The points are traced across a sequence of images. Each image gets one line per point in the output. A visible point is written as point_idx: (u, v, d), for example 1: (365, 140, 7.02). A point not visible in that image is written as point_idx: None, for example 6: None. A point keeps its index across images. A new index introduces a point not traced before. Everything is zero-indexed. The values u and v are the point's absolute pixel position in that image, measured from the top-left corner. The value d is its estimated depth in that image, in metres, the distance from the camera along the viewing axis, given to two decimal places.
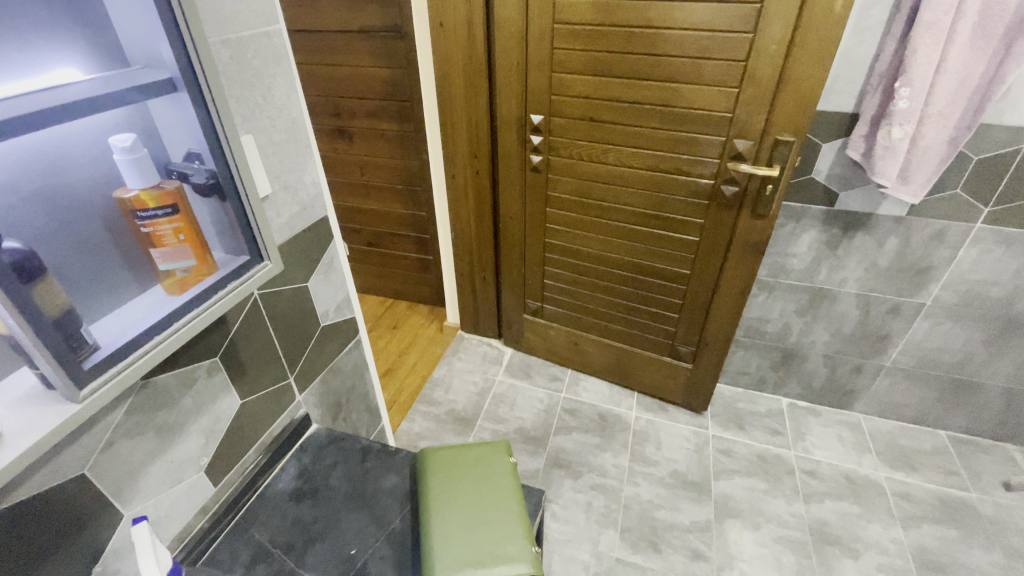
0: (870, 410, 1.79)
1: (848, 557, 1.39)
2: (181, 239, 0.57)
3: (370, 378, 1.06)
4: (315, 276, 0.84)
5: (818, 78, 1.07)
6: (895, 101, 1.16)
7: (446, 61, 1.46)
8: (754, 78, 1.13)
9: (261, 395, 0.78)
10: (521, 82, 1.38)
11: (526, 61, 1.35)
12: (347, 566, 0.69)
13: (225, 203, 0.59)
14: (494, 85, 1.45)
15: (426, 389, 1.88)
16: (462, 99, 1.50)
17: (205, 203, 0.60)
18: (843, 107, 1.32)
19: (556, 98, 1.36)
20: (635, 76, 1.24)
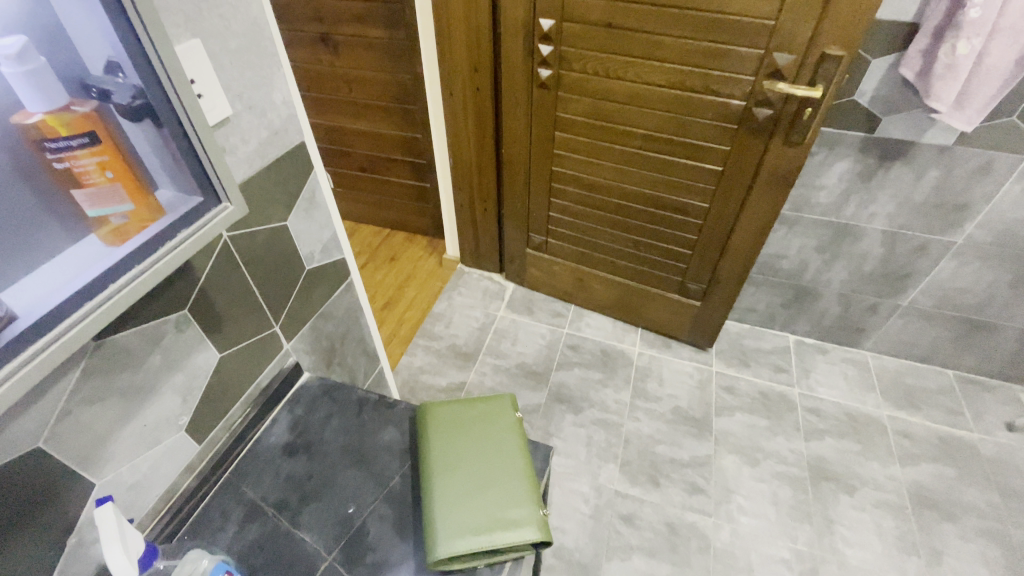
0: (878, 349, 1.76)
1: (843, 493, 1.41)
2: (109, 176, 0.47)
3: (365, 321, 0.99)
4: (296, 213, 0.74)
5: None
6: (966, 9, 0.99)
7: None
8: None
9: (243, 346, 0.71)
10: None
11: None
12: (345, 525, 0.65)
13: (162, 131, 0.49)
14: None
15: (426, 323, 1.84)
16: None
17: (138, 130, 0.49)
18: (902, 15, 1.13)
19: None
20: None
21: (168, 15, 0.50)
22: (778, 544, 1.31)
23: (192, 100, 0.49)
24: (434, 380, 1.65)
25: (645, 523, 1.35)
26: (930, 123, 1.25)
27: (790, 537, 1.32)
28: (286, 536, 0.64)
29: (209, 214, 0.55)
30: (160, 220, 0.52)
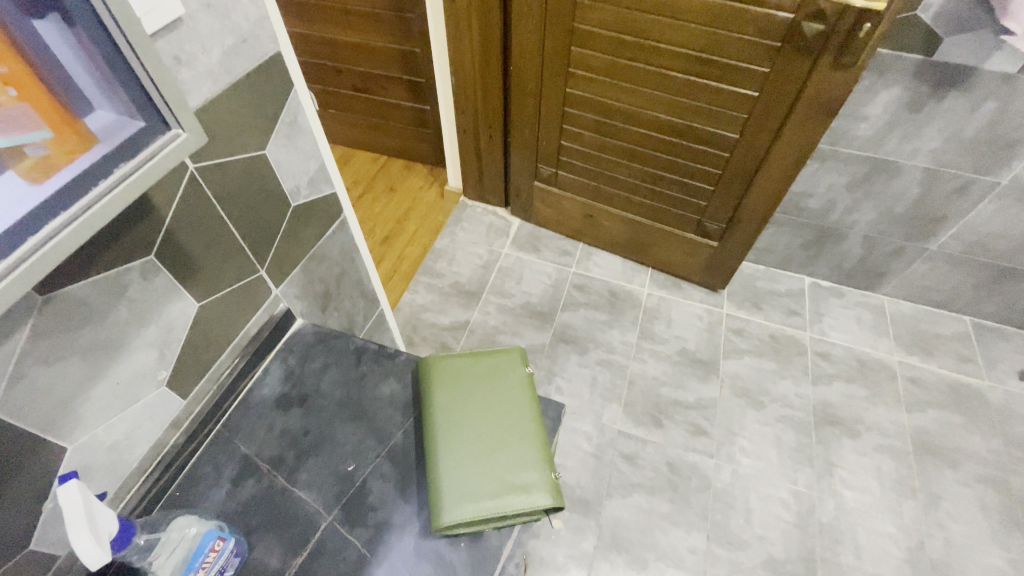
0: (896, 294, 1.70)
1: (847, 437, 1.41)
2: (12, 94, 0.38)
3: (362, 262, 0.91)
4: (275, 140, 0.64)
5: None
6: None
7: None
8: None
9: (225, 293, 0.64)
10: None
11: None
12: (345, 483, 0.62)
13: (77, 33, 0.39)
14: None
15: (427, 259, 1.76)
16: None
17: (46, 32, 0.38)
18: None
19: None
20: None
21: None
22: (778, 485, 1.32)
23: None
24: (437, 319, 1.61)
25: (646, 462, 1.35)
26: (999, 46, 1.09)
27: (790, 479, 1.33)
28: (282, 495, 0.60)
29: (153, 146, 0.46)
30: (91, 152, 0.43)
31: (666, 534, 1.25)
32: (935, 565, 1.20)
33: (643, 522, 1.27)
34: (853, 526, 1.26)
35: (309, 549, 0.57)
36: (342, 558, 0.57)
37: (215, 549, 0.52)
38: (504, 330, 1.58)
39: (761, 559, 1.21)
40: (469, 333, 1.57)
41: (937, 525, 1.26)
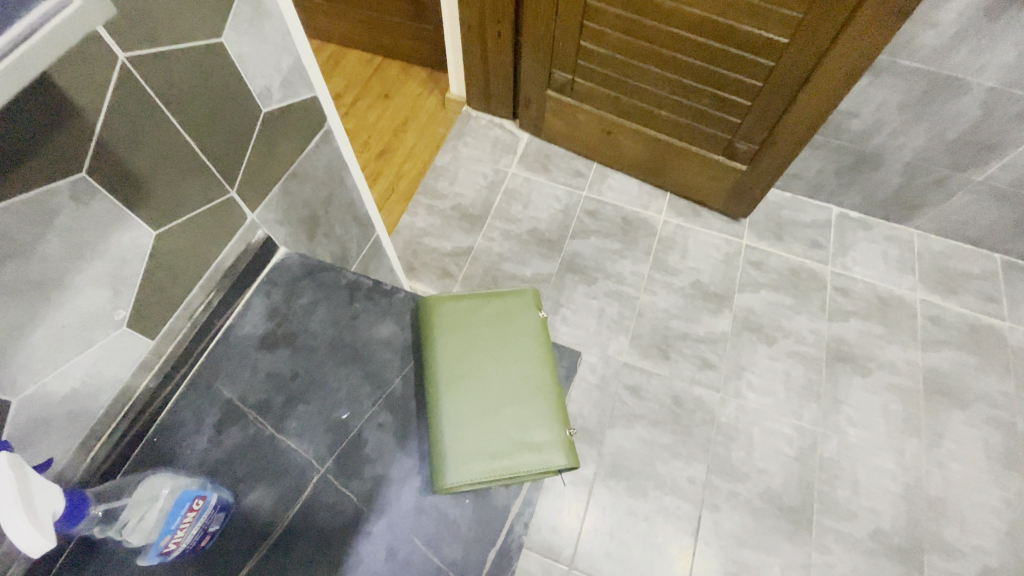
0: (927, 227, 1.59)
1: (857, 375, 1.38)
2: None
3: (354, 182, 0.80)
4: (232, 22, 0.50)
5: None
6: None
7: None
8: None
9: (190, 219, 0.54)
10: None
11: None
12: (339, 433, 0.56)
13: None
14: None
15: (427, 177, 1.63)
16: None
17: None
18: None
19: None
20: None
21: None
22: (782, 421, 1.31)
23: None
24: (438, 244, 1.51)
25: (651, 395, 1.32)
26: None
27: (795, 415, 1.32)
28: (270, 445, 0.55)
29: None
30: None
31: (667, 464, 1.25)
32: (930, 501, 1.22)
33: (644, 453, 1.26)
34: (853, 462, 1.26)
35: (301, 501, 0.53)
36: (339, 510, 0.52)
37: (194, 509, 0.47)
38: (509, 258, 1.49)
39: (759, 490, 1.23)
40: (472, 260, 1.49)
41: (937, 464, 1.26)
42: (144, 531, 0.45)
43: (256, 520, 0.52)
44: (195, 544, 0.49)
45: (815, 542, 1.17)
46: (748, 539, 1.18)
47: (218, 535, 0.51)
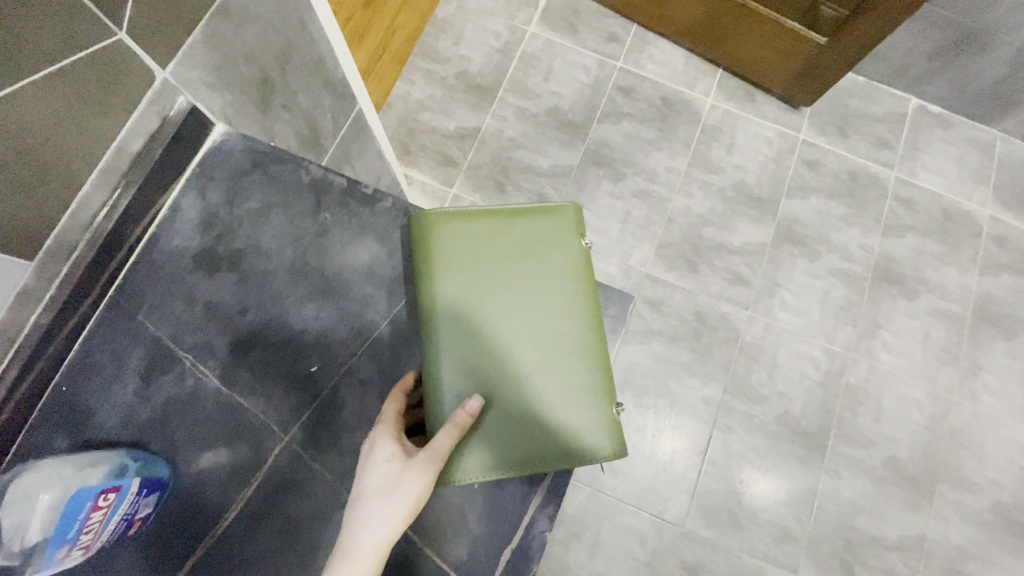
0: (1018, 130, 1.34)
1: (903, 298, 1.24)
2: None
3: (321, 30, 0.68)
4: None
5: None
6: None
7: None
8: None
9: (52, 72, 0.44)
10: None
11: None
12: (309, 385, 0.66)
13: None
14: None
15: (427, 35, 1.33)
16: None
17: None
18: None
19: None
20: None
21: None
22: (812, 343, 1.20)
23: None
24: (438, 123, 1.27)
25: (671, 310, 1.20)
26: None
27: (827, 338, 1.21)
28: (214, 397, 0.63)
29: None
30: None
31: (681, 383, 1.17)
32: (952, 432, 1.18)
33: (658, 370, 1.17)
34: (880, 388, 1.19)
35: (252, 435, 0.63)
36: None
37: (107, 497, 0.53)
38: (523, 144, 1.26)
39: (776, 414, 1.16)
40: (479, 144, 1.26)
41: (968, 396, 1.20)
42: (39, 531, 0.51)
43: (202, 479, 0.61)
44: (122, 528, 0.56)
45: (827, 468, 1.14)
46: (757, 460, 1.14)
47: (160, 503, 0.59)
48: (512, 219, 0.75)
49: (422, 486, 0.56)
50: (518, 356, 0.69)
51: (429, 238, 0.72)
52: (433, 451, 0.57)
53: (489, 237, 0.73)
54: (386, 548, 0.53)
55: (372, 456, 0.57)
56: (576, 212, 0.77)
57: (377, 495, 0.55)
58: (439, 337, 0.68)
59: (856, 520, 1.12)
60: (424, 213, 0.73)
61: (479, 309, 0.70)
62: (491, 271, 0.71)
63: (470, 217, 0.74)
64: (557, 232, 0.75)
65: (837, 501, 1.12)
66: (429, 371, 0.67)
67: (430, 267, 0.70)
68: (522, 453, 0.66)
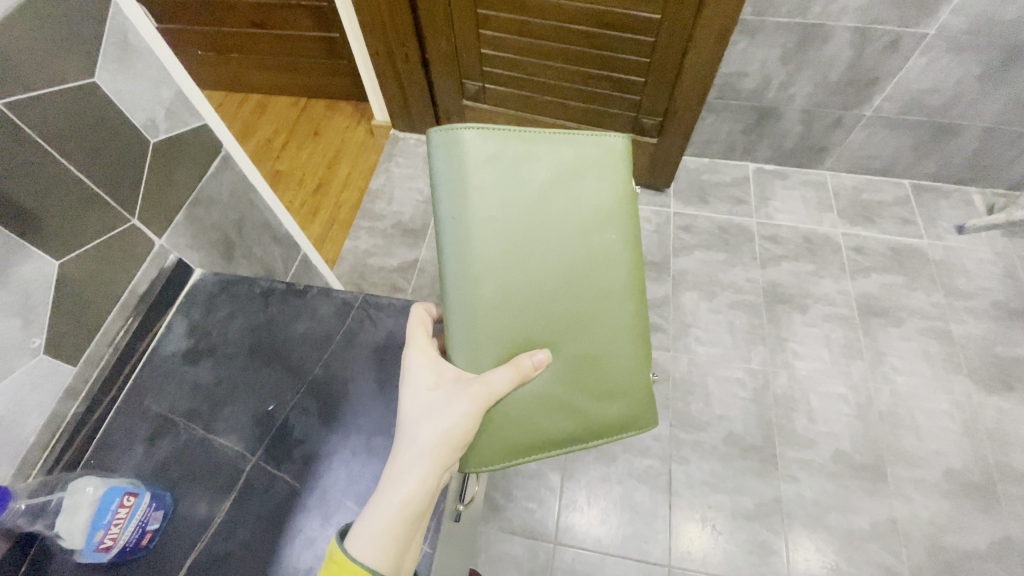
0: (838, 168, 1.70)
1: (797, 312, 1.45)
2: None
3: (266, 202, 0.85)
4: (104, 64, 0.55)
5: None
6: None
7: None
8: None
9: (92, 248, 0.57)
10: None
11: None
12: (266, 425, 0.60)
13: None
14: None
15: (365, 203, 1.68)
16: None
17: None
18: None
19: None
20: None
21: None
22: (734, 366, 1.38)
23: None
24: (383, 263, 1.55)
25: None
26: None
27: (745, 359, 1.38)
28: (203, 445, 0.58)
29: None
30: None
31: None
32: (882, 415, 1.30)
33: None
34: (805, 392, 1.33)
35: (228, 470, 0.57)
36: (272, 493, 0.55)
37: (126, 504, 0.48)
38: None
39: (722, 436, 1.28)
40: (419, 271, 1.53)
41: (884, 380, 1.35)
42: (72, 538, 0.47)
43: (195, 514, 0.54)
44: (136, 542, 0.50)
45: (783, 474, 1.23)
46: (718, 483, 1.23)
47: (160, 532, 0.52)
48: (557, 142, 0.60)
49: (466, 416, 0.55)
50: (557, 321, 0.61)
51: (455, 166, 0.57)
52: (481, 386, 0.56)
53: (527, 166, 0.59)
54: (429, 476, 0.53)
55: (411, 383, 0.58)
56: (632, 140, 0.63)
57: (419, 419, 0.55)
58: (465, 299, 0.58)
59: (827, 517, 1.18)
60: (449, 129, 0.58)
61: (514, 264, 0.59)
62: (530, 214, 0.59)
63: (505, 136, 0.59)
64: (609, 162, 0.61)
65: (804, 504, 1.19)
66: (458, 339, 0.59)
67: (455, 205, 0.58)
68: (552, 436, 0.63)
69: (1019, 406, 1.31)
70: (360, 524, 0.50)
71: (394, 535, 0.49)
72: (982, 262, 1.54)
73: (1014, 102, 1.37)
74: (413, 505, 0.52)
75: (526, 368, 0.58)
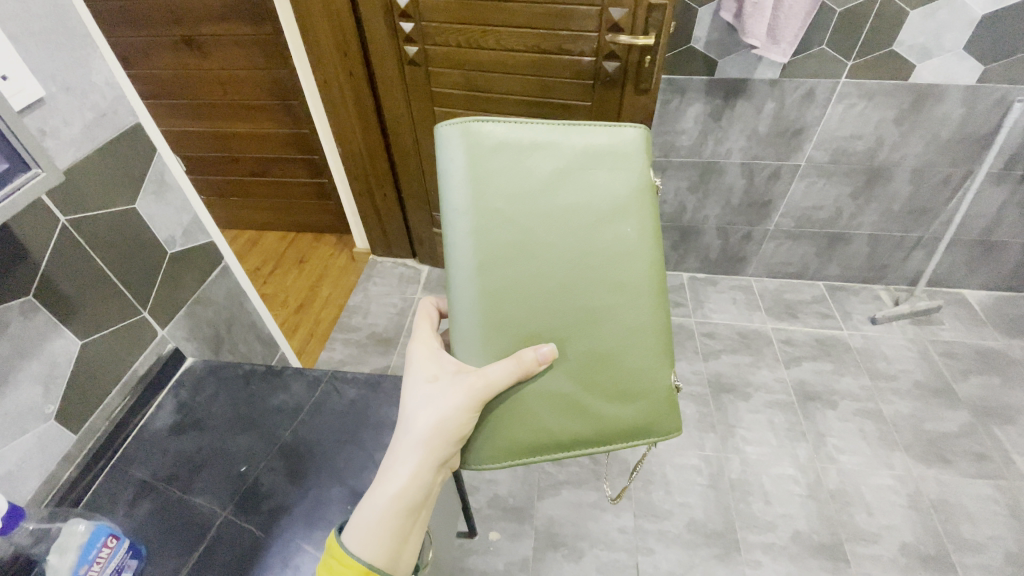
0: (760, 273, 1.95)
1: (741, 400, 1.57)
2: None
3: (253, 306, 1.00)
4: (144, 195, 0.74)
5: None
6: None
7: None
8: None
9: (109, 332, 0.71)
10: None
11: None
12: (238, 484, 0.68)
13: None
14: None
15: (342, 318, 1.84)
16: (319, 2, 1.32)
17: None
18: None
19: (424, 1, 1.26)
20: None
21: None
22: (689, 454, 1.45)
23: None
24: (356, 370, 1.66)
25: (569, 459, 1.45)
26: (758, 60, 1.38)
27: (698, 446, 1.47)
28: (179, 504, 0.65)
29: (15, 182, 0.50)
30: None
31: (597, 520, 1.33)
32: (833, 494, 1.36)
33: (574, 515, 1.34)
34: (758, 475, 1.40)
35: (200, 525, 0.63)
36: (238, 542, 0.62)
37: (108, 546, 0.56)
38: None
39: (684, 523, 1.31)
40: None
41: (829, 460, 1.43)
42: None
43: (165, 564, 0.60)
44: None
45: (747, 559, 1.25)
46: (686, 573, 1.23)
47: None
48: (564, 139, 0.61)
49: (459, 407, 0.62)
50: (563, 317, 0.64)
51: (462, 163, 0.60)
52: (478, 378, 0.63)
53: (533, 164, 0.61)
54: (422, 468, 0.61)
55: (412, 376, 0.66)
56: (646, 133, 0.63)
57: (418, 412, 0.63)
58: (472, 296, 0.63)
59: None
60: (457, 130, 0.60)
61: (520, 261, 0.62)
62: (536, 212, 0.61)
63: (511, 134, 0.61)
64: (618, 159, 0.62)
65: None
66: (465, 329, 0.64)
67: (463, 205, 0.60)
68: (557, 429, 0.67)
69: (957, 478, 1.39)
70: (358, 519, 0.58)
71: (389, 528, 0.57)
72: (898, 347, 1.72)
73: (885, 214, 1.69)
74: (408, 498, 0.59)
75: (528, 362, 0.63)
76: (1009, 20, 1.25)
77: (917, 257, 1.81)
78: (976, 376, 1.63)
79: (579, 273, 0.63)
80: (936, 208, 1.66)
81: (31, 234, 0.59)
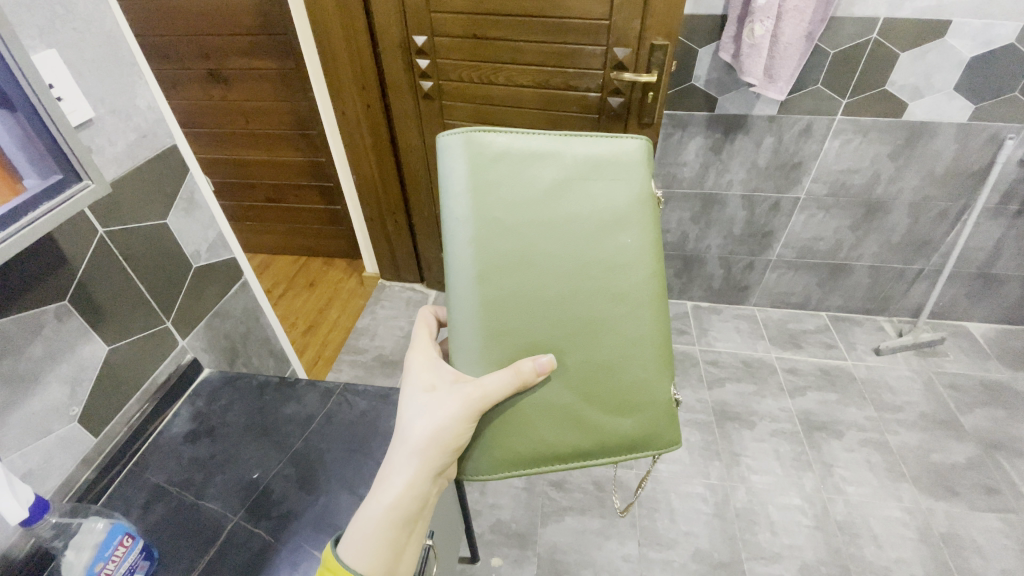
0: (763, 303, 1.97)
1: (746, 429, 1.57)
2: None
3: (267, 321, 1.04)
4: (175, 212, 0.79)
5: (674, 21, 1.15)
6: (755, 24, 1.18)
7: (318, 11, 1.37)
8: (619, 7, 1.17)
9: (134, 340, 0.74)
10: (399, 23, 1.34)
11: (402, 8, 1.31)
12: (250, 490, 0.69)
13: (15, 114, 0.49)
14: (372, 23, 1.38)
15: (350, 339, 1.87)
16: (342, 39, 1.41)
17: None
18: (704, 41, 1.37)
19: (439, 39, 1.34)
20: (513, 16, 1.25)
21: (23, 29, 0.55)
22: (694, 482, 1.44)
23: (52, 101, 0.51)
24: None
25: (573, 485, 1.45)
26: (756, 97, 1.44)
27: (704, 474, 1.46)
28: (191, 508, 0.67)
29: (67, 192, 0.54)
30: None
31: (600, 549, 1.31)
32: (840, 526, 1.34)
33: (578, 542, 1.32)
34: (764, 505, 1.39)
35: (210, 529, 0.65)
36: (248, 546, 0.63)
37: (124, 544, 0.57)
38: None
39: (689, 552, 1.29)
40: None
41: (836, 490, 1.42)
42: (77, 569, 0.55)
43: (175, 566, 0.61)
44: None
45: None
46: None
47: None
48: (564, 151, 0.65)
49: (457, 417, 0.64)
50: (562, 326, 0.67)
51: (464, 174, 0.64)
52: (476, 389, 0.64)
53: (533, 174, 0.64)
54: (417, 479, 0.63)
55: (411, 385, 0.68)
56: (645, 145, 0.66)
57: (415, 421, 0.65)
58: (473, 304, 0.65)
59: None
60: (460, 141, 0.64)
61: (520, 269, 0.65)
62: (535, 221, 0.64)
63: (512, 145, 0.64)
64: (617, 170, 0.65)
65: None
66: (465, 337, 0.67)
67: (465, 215, 0.64)
68: (556, 439, 0.69)
69: (968, 512, 1.37)
70: (352, 529, 0.59)
71: (383, 539, 0.59)
72: (902, 378, 1.72)
73: (885, 245, 1.72)
74: (402, 508, 0.61)
75: (526, 372, 0.65)
76: (996, 63, 1.32)
77: (919, 289, 1.83)
78: (983, 408, 1.62)
79: (579, 282, 0.66)
80: (934, 241, 1.69)
81: (70, 243, 0.63)
